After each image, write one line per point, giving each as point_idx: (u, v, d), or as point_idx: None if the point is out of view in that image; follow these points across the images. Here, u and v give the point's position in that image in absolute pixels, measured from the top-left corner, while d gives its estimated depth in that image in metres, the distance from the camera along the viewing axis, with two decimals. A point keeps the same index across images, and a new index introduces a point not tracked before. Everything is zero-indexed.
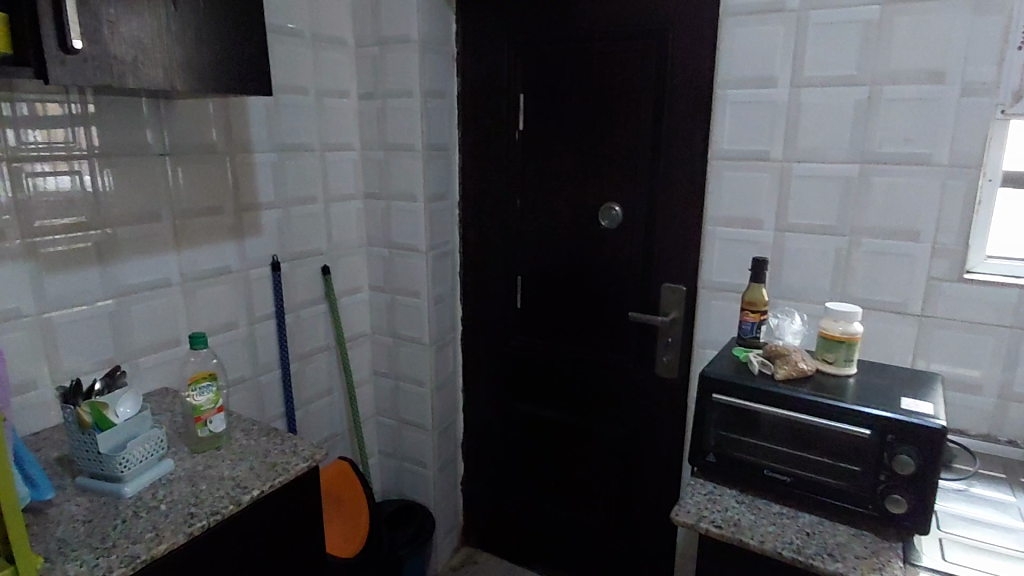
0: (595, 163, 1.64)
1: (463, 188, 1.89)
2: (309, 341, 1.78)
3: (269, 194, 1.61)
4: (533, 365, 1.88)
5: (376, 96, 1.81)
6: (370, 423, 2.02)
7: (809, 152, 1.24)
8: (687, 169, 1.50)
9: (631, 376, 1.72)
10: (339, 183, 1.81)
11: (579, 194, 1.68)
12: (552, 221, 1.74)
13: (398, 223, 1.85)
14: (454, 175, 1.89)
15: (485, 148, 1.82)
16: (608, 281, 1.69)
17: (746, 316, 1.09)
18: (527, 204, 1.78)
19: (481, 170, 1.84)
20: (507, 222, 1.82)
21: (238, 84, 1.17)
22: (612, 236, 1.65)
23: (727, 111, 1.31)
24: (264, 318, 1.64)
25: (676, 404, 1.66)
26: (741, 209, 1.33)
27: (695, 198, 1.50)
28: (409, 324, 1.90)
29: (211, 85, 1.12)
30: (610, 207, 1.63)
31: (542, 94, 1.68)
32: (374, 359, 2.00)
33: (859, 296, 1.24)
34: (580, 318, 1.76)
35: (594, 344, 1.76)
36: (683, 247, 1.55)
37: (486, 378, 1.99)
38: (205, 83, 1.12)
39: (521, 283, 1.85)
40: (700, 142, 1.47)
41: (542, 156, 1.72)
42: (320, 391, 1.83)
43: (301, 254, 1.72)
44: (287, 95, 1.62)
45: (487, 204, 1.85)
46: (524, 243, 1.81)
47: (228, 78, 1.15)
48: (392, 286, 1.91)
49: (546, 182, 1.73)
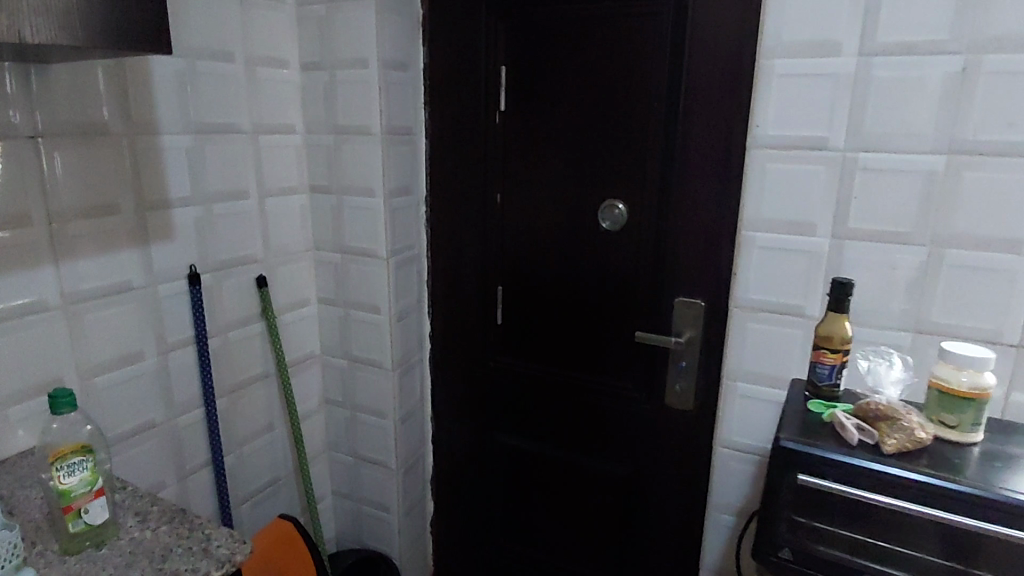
0: (595, 150, 1.35)
1: (432, 181, 1.57)
2: (242, 370, 1.44)
3: (185, 188, 1.26)
4: (515, 391, 1.59)
5: (322, 67, 1.47)
6: (320, 460, 1.70)
7: (881, 139, 0.98)
8: (711, 159, 1.23)
9: (634, 405, 1.44)
10: (277, 173, 1.47)
11: (573, 188, 1.39)
12: (541, 220, 1.45)
13: (351, 223, 1.52)
14: (420, 164, 1.57)
15: (458, 133, 1.50)
16: (609, 293, 1.41)
17: (822, 356, 0.83)
18: (510, 199, 1.48)
19: (454, 158, 1.52)
20: (486, 221, 1.52)
21: (126, 41, 0.82)
22: (614, 239, 1.37)
23: (773, 86, 1.04)
24: (180, 345, 1.29)
25: (688, 440, 1.39)
26: (788, 211, 1.06)
27: (721, 195, 1.23)
28: (367, 345, 1.58)
29: (83, 40, 0.77)
30: (613, 204, 1.35)
31: (529, 67, 1.38)
32: (325, 384, 1.67)
33: (938, 321, 1.00)
34: (572, 336, 1.48)
35: (590, 367, 1.48)
36: (707, 255, 1.27)
37: (460, 405, 1.68)
38: (73, 36, 0.76)
39: (502, 294, 1.55)
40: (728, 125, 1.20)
41: (530, 141, 1.42)
42: (259, 429, 1.50)
43: (229, 262, 1.37)
44: (205, 61, 1.27)
45: (461, 200, 1.54)
46: (507, 246, 1.51)
47: (109, 31, 0.80)
48: (345, 298, 1.58)
49: (534, 175, 1.43)
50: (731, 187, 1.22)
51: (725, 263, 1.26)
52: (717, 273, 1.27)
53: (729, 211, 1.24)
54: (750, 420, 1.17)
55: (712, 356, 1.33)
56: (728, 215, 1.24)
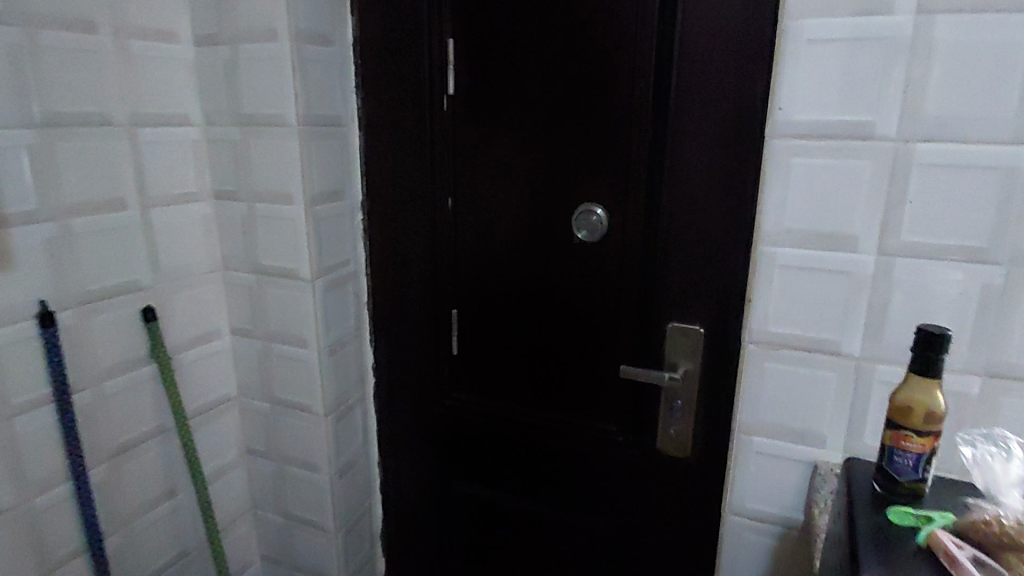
0: (566, 143, 1.09)
1: (367, 183, 1.29)
2: (125, 428, 1.14)
3: (29, 200, 0.95)
4: (477, 434, 1.33)
5: (221, 41, 1.17)
6: (243, 522, 1.41)
7: (946, 125, 0.74)
8: (712, 152, 0.99)
9: (620, 452, 1.19)
10: (168, 177, 1.17)
11: (541, 190, 1.13)
12: (502, 230, 1.18)
13: (266, 237, 1.23)
14: (353, 162, 1.28)
15: (397, 124, 1.22)
16: (587, 319, 1.15)
17: (908, 444, 0.69)
18: (463, 204, 1.21)
19: (393, 154, 1.24)
20: (435, 232, 1.24)
21: None
22: (593, 253, 1.12)
23: (800, 57, 0.79)
24: (34, 407, 0.99)
25: (685, 495, 1.16)
26: (820, 221, 0.81)
27: (726, 197, 0.99)
28: (293, 385, 1.30)
29: None
30: (589, 209, 1.09)
31: (483, 41, 1.11)
32: (245, 431, 1.39)
33: (1016, 363, 0.77)
34: (544, 369, 1.22)
35: (566, 407, 1.22)
36: (709, 270, 1.03)
37: (410, 450, 1.41)
38: None
39: (457, 319, 1.28)
40: (732, 110, 0.96)
41: (485, 133, 1.15)
42: (154, 498, 1.21)
43: (101, 294, 1.07)
44: (52, 31, 0.96)
45: (404, 206, 1.26)
46: (463, 262, 1.24)
47: None
48: (263, 329, 1.29)
49: (492, 174, 1.16)
50: (740, 186, 0.97)
51: (732, 281, 1.02)
52: (722, 293, 1.03)
53: (737, 214, 0.99)
54: (770, 485, 0.92)
55: (714, 394, 1.08)
56: (735, 220, 0.99)
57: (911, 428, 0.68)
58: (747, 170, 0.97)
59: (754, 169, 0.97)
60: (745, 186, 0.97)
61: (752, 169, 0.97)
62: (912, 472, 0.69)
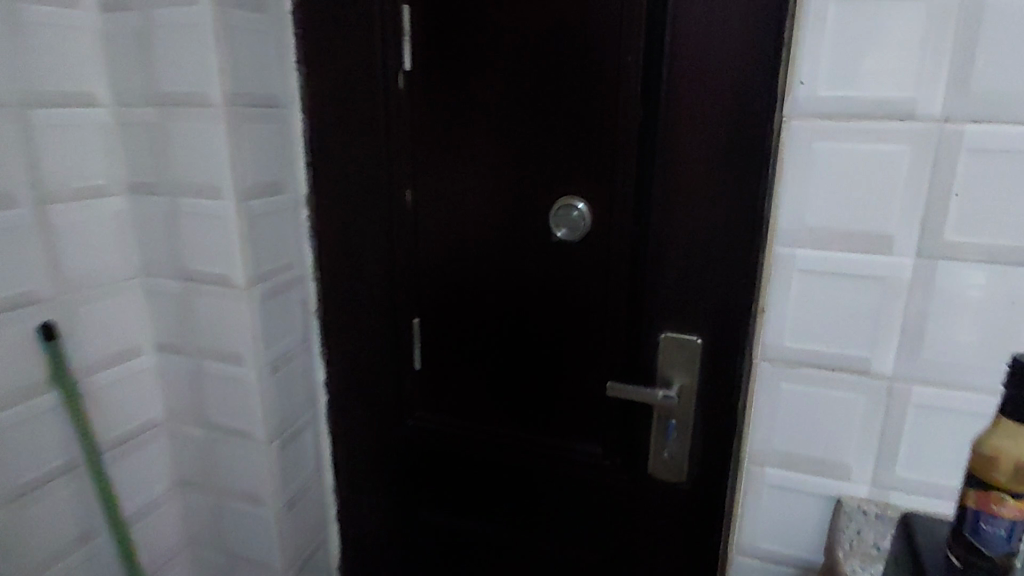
0: (542, 128, 0.95)
1: (313, 175, 1.12)
2: (24, 467, 0.96)
3: None
4: (444, 458, 1.18)
5: (133, 6, 0.99)
6: (177, 562, 1.24)
7: (998, 102, 0.61)
8: (711, 137, 0.86)
9: (605, 477, 1.06)
10: (72, 168, 0.98)
11: (514, 182, 0.98)
12: (470, 228, 1.03)
13: (193, 238, 1.06)
14: (297, 153, 1.12)
15: (347, 105, 1.06)
16: (569, 328, 1.02)
17: (999, 507, 0.57)
18: (424, 199, 1.05)
19: (342, 141, 1.08)
20: (392, 230, 1.09)
21: None
22: (574, 254, 0.98)
23: (825, 20, 0.65)
24: None
25: (678, 523, 1.04)
26: (846, 219, 0.68)
27: (728, 188, 0.87)
28: (230, 407, 1.13)
29: None
30: (569, 204, 0.95)
31: (444, 8, 0.95)
32: (177, 459, 1.21)
33: None
34: (519, 385, 1.08)
35: (545, 427, 1.08)
36: (709, 272, 0.92)
37: (369, 475, 1.25)
38: None
39: (420, 329, 1.13)
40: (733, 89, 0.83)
41: (449, 116, 0.99)
42: (63, 546, 1.03)
43: None
44: None
45: (355, 201, 1.10)
46: (425, 265, 1.09)
47: None
48: (194, 344, 1.12)
49: (456, 162, 1.01)
50: (744, 175, 0.86)
51: (737, 282, 0.90)
52: (721, 298, 0.91)
53: (744, 208, 0.87)
54: (786, 523, 0.80)
55: (711, 412, 0.96)
56: (740, 214, 0.87)
57: (1000, 487, 0.56)
58: (752, 157, 0.85)
59: (760, 156, 0.85)
60: (750, 176, 0.85)
61: (757, 157, 0.84)
62: (1003, 542, 0.57)
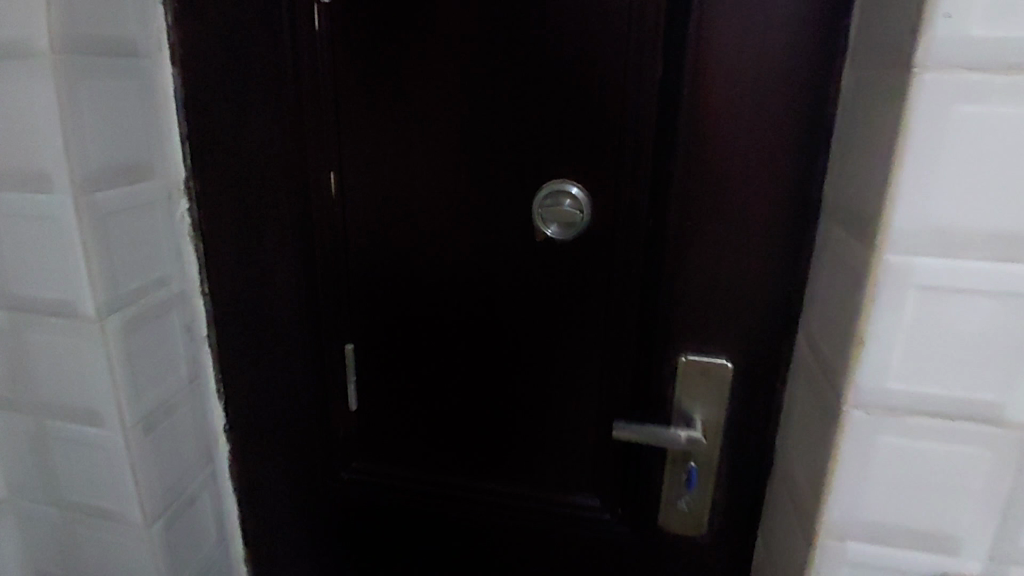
0: (526, 92, 0.71)
1: (200, 154, 0.82)
2: None
3: None
4: (394, 519, 0.92)
5: None
6: None
7: None
8: (753, 105, 0.66)
9: (604, 534, 0.85)
10: None
11: (488, 164, 0.74)
12: (428, 224, 0.78)
13: (15, 249, 0.72)
14: (171, 121, 0.81)
15: (249, 58, 0.77)
16: (561, 349, 0.80)
17: None
18: (361, 187, 0.78)
19: (243, 108, 0.79)
20: (316, 229, 0.81)
21: None
22: (570, 256, 0.76)
23: None
24: None
25: None
26: (991, 215, 0.49)
27: (774, 171, 0.68)
28: (90, 483, 0.81)
29: None
30: (561, 190, 0.72)
31: None
32: (20, 550, 0.88)
33: None
34: (495, 423, 0.85)
35: (528, 475, 0.85)
36: (743, 278, 0.72)
37: (292, 543, 0.98)
38: None
39: (359, 359, 0.86)
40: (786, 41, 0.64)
41: (397, 74, 0.73)
42: None
43: None
44: None
45: (264, 191, 0.81)
46: (366, 274, 0.82)
47: None
48: (28, 399, 0.78)
49: (408, 137, 0.75)
50: (793, 155, 0.67)
51: (778, 290, 0.71)
52: (758, 310, 0.73)
53: (791, 198, 0.68)
54: None
55: (741, 449, 0.78)
56: (785, 204, 0.69)
57: None
58: (805, 131, 0.66)
59: (815, 130, 0.66)
60: (801, 156, 0.67)
61: (811, 132, 0.66)
62: None
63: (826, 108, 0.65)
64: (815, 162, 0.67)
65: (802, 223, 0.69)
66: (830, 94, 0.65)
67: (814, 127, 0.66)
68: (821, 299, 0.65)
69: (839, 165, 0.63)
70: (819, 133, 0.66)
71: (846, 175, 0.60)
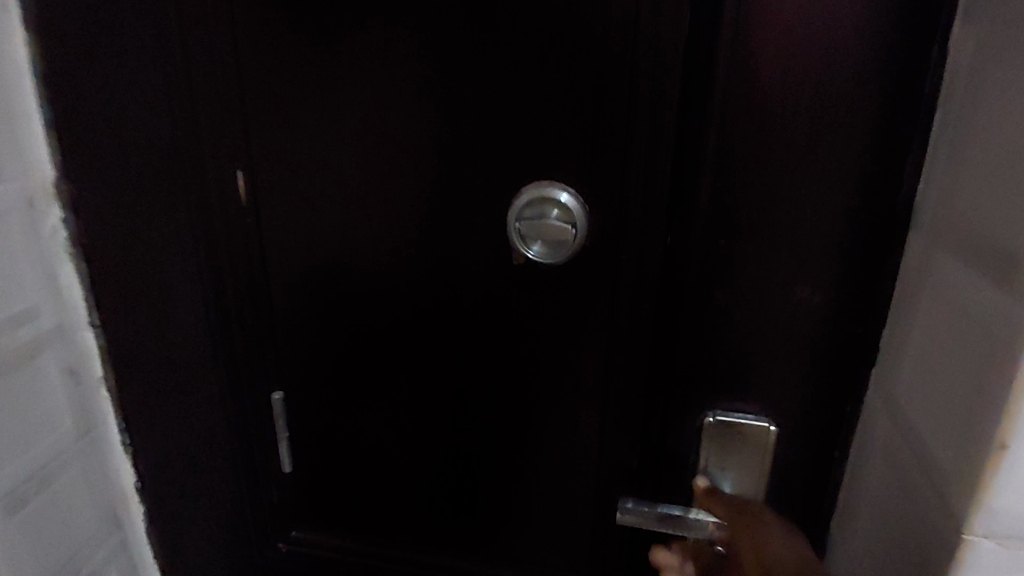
0: (504, 67, 0.52)
1: (73, 150, 0.62)
2: None
3: None
4: None
5: None
6: None
7: None
8: (817, 84, 0.48)
9: None
10: None
11: (453, 164, 0.55)
12: (381, 240, 0.59)
13: None
14: (31, 106, 0.61)
15: (128, 21, 0.56)
16: (554, 400, 0.62)
17: None
18: (290, 191, 0.59)
19: (122, 90, 0.58)
20: (231, 250, 0.62)
21: None
22: (565, 282, 0.57)
23: None
24: None
25: None
26: None
27: (842, 174, 0.50)
28: None
29: None
30: (546, 197, 0.53)
31: None
32: None
33: None
34: (472, 488, 0.67)
35: (514, 549, 0.68)
36: (793, 316, 0.54)
37: None
38: None
39: (297, 409, 0.67)
40: None
41: (331, 43, 0.54)
42: None
43: None
44: None
45: (160, 201, 0.61)
46: (301, 303, 0.63)
47: None
48: None
49: (347, 128, 0.56)
50: (870, 153, 0.49)
51: (840, 331, 0.54)
52: (816, 356, 0.55)
53: (864, 210, 0.50)
54: None
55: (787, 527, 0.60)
56: (855, 219, 0.51)
57: None
58: (887, 120, 0.48)
59: (902, 119, 0.48)
60: (882, 154, 0.49)
61: (899, 119, 0.48)
62: None
63: (920, 88, 0.47)
64: (901, 163, 0.49)
65: (878, 244, 0.51)
66: (927, 68, 0.46)
67: (901, 114, 0.48)
68: (917, 357, 0.46)
69: (953, 169, 0.44)
70: (908, 123, 0.48)
71: (969, 186, 0.41)
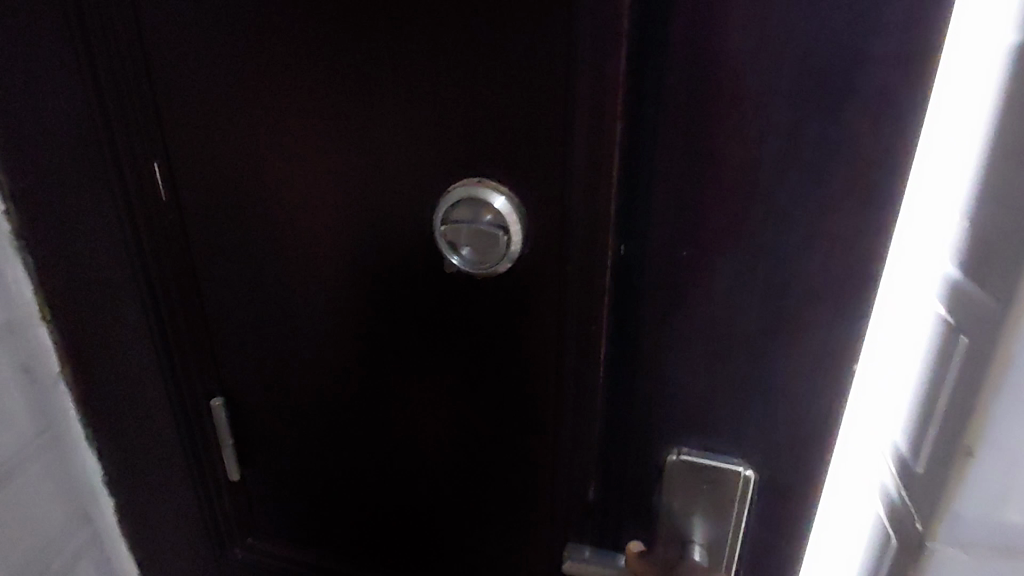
0: (421, 40, 0.44)
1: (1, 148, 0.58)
2: None
3: None
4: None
5: None
6: None
7: None
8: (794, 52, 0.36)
9: None
10: None
11: (374, 159, 0.48)
12: (305, 237, 0.53)
13: None
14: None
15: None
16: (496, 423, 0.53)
17: None
18: (209, 186, 0.54)
19: (32, 77, 0.53)
20: (157, 250, 0.57)
21: None
22: (500, 292, 0.48)
23: None
24: None
25: None
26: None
27: (834, 167, 0.38)
28: None
29: None
30: (473, 194, 0.45)
31: None
32: None
33: None
34: (418, 508, 0.60)
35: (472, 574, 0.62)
36: (777, 349, 0.43)
37: None
38: None
39: (236, 416, 0.63)
40: None
41: (233, 18, 0.47)
42: None
43: None
44: None
45: (82, 202, 0.57)
46: (229, 305, 0.58)
47: None
48: None
49: (258, 119, 0.50)
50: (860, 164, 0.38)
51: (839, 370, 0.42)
52: (797, 397, 0.44)
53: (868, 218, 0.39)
54: None
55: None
56: (853, 230, 0.39)
57: None
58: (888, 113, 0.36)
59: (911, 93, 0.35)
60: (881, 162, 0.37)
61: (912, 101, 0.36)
62: None
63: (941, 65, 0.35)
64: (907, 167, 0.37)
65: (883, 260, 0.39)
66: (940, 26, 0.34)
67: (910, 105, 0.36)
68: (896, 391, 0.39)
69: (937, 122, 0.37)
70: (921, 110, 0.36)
71: None
